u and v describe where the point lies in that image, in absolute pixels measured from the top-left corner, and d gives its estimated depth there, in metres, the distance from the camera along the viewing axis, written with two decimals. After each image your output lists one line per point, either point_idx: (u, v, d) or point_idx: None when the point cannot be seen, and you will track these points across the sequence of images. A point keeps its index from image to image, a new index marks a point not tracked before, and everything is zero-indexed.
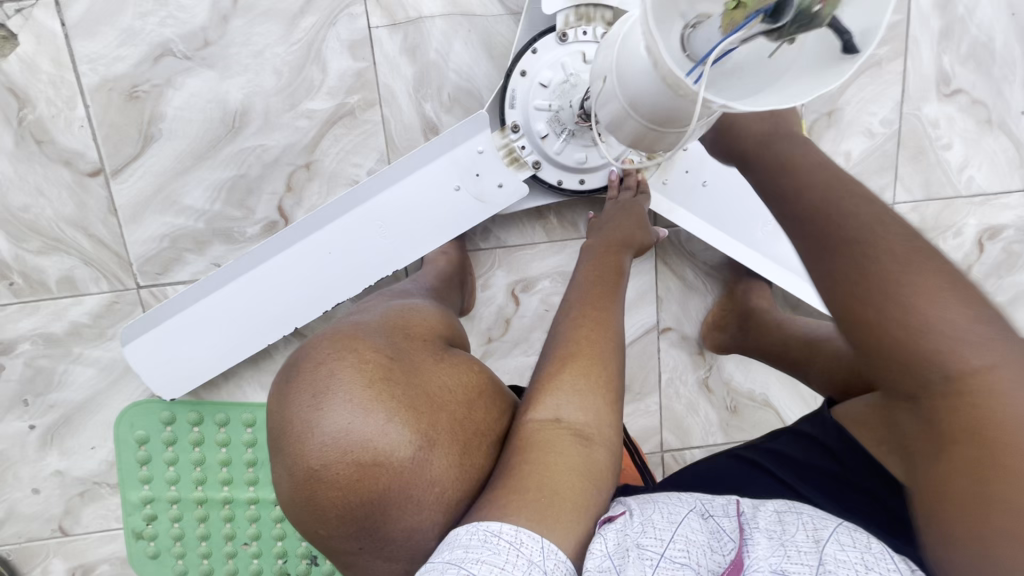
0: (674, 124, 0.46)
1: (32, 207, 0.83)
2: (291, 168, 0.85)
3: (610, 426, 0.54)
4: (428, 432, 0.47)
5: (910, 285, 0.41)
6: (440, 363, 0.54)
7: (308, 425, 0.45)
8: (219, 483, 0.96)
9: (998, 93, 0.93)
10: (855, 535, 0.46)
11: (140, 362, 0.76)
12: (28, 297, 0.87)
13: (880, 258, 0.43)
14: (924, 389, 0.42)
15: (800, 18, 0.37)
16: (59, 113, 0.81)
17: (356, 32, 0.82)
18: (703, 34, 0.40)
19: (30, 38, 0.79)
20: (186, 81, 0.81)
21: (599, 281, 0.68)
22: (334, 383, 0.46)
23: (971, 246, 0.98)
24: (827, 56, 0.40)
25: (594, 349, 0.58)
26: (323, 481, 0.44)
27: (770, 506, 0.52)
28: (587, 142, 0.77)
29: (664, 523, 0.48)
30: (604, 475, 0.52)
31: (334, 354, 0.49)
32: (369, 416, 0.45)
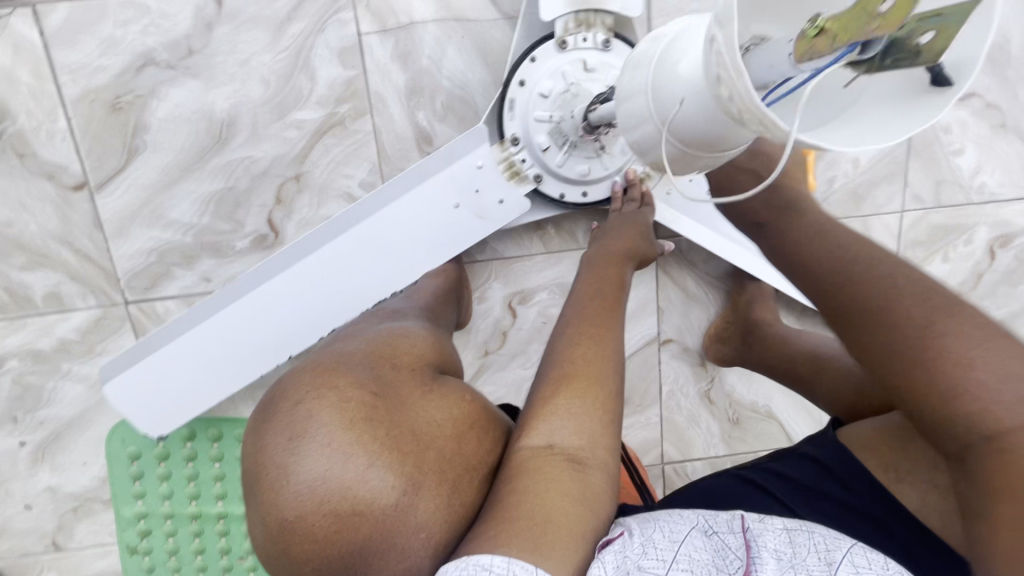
0: (715, 150, 0.40)
1: (16, 221, 0.81)
2: (280, 180, 0.82)
3: (606, 451, 0.52)
4: (414, 473, 0.45)
5: (951, 343, 0.43)
6: (428, 395, 0.52)
7: (283, 471, 0.43)
8: (213, 498, 0.95)
9: (1013, 96, 0.89)
10: (871, 556, 0.45)
11: (128, 397, 0.74)
12: (13, 313, 0.85)
13: (916, 316, 0.45)
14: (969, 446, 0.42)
15: (894, 47, 0.31)
16: (40, 125, 0.78)
17: (346, 39, 0.79)
18: (769, 56, 0.33)
19: (8, 48, 0.76)
20: (171, 91, 0.78)
21: (599, 293, 0.65)
22: (311, 425, 0.44)
23: (982, 254, 0.95)
24: (910, 90, 0.34)
25: (591, 369, 0.55)
26: (300, 531, 0.42)
27: (778, 522, 0.50)
28: (589, 153, 0.75)
29: (665, 543, 0.47)
30: (599, 498, 0.49)
31: (312, 392, 0.46)
32: (348, 460, 0.43)
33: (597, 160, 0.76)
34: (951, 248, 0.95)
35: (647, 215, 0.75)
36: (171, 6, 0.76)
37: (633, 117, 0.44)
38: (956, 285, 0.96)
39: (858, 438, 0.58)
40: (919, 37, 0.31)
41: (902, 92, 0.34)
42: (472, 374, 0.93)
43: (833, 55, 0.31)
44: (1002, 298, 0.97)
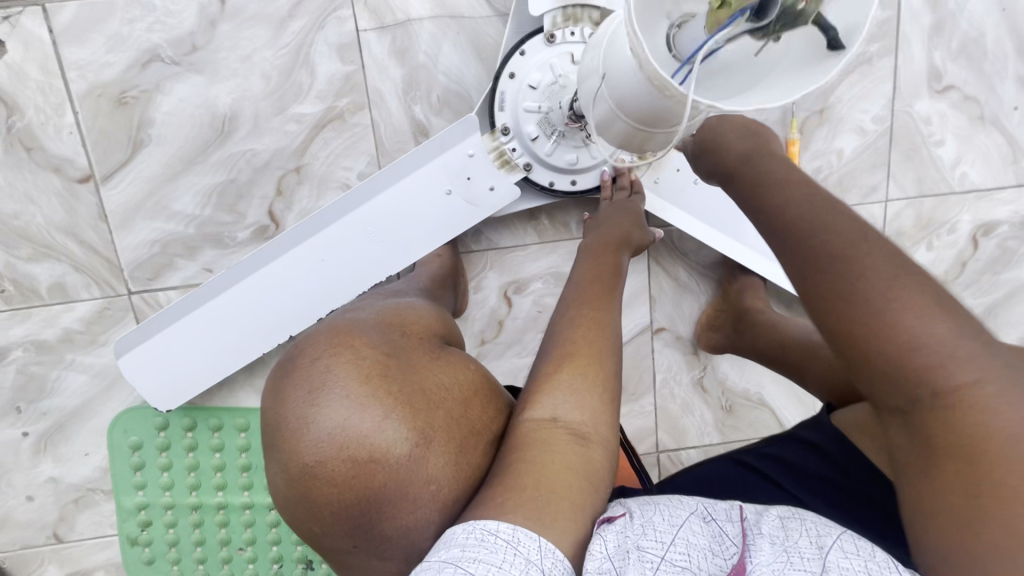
0: (664, 123, 0.44)
1: (23, 214, 0.83)
2: (281, 173, 0.85)
3: (607, 425, 0.54)
4: (426, 431, 0.47)
5: (902, 300, 0.40)
6: (438, 361, 0.53)
7: (303, 421, 0.44)
8: (214, 488, 0.96)
9: (990, 89, 0.92)
10: (860, 544, 0.44)
11: (133, 374, 0.76)
12: (19, 304, 0.87)
13: (867, 273, 0.41)
14: (913, 404, 0.39)
15: (785, 13, 0.36)
16: (48, 119, 0.81)
17: (344, 36, 0.82)
18: (688, 34, 0.39)
19: (18, 45, 0.78)
20: (175, 86, 0.81)
21: (596, 280, 0.67)
22: (330, 379, 0.46)
23: (966, 243, 0.98)
24: (810, 54, 0.39)
25: (592, 349, 0.57)
26: (318, 477, 0.43)
27: (773, 512, 0.51)
28: (577, 142, 0.77)
29: (665, 526, 0.48)
30: (601, 472, 0.51)
31: (331, 349, 0.48)
32: (365, 413, 0.45)
33: (585, 149, 0.78)
34: (935, 236, 0.97)
35: (637, 204, 0.78)
36: (176, 4, 0.79)
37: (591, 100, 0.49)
38: (941, 273, 0.98)
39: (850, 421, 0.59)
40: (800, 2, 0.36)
41: (803, 54, 0.39)
42: None
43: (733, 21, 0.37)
44: (986, 285, 0.99)
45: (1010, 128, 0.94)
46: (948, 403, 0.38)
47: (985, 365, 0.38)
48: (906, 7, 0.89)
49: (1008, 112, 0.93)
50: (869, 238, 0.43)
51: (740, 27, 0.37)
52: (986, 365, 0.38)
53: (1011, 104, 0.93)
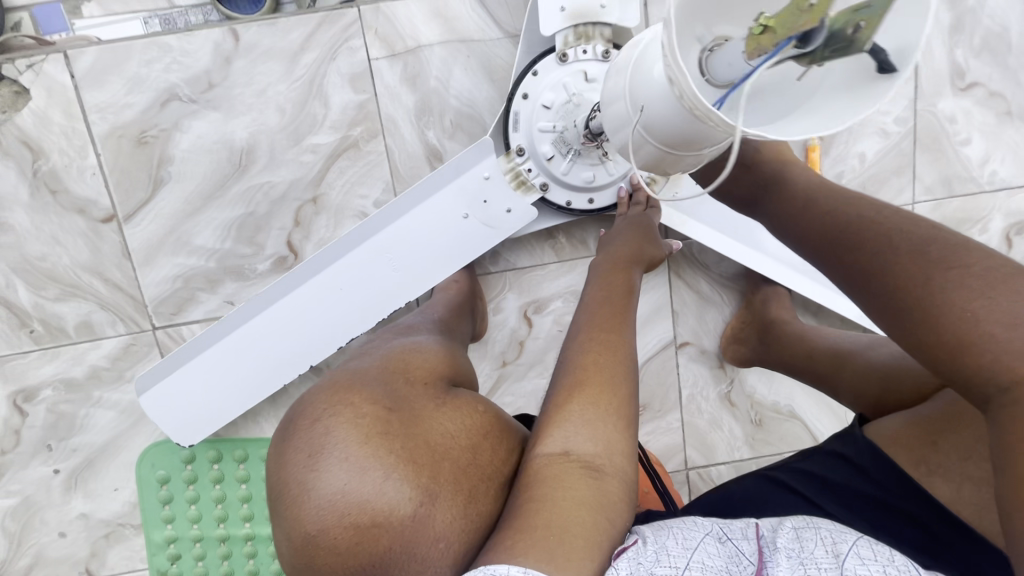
0: (693, 147, 0.42)
1: (50, 255, 0.85)
2: (299, 204, 0.85)
3: (623, 457, 0.51)
4: (429, 486, 0.45)
5: (962, 284, 0.37)
6: (440, 407, 0.51)
7: (303, 489, 0.43)
8: (241, 520, 0.96)
9: (1016, 84, 0.89)
10: (877, 548, 0.44)
11: (156, 409, 0.76)
12: (47, 343, 0.88)
13: (913, 265, 0.40)
14: (987, 404, 0.36)
15: (835, 38, 0.33)
16: (71, 162, 0.82)
17: (356, 66, 0.82)
18: (725, 60, 0.36)
19: (42, 92, 0.80)
20: (193, 123, 0.82)
21: (608, 300, 0.64)
22: (328, 441, 0.44)
23: (999, 242, 0.95)
24: (859, 78, 0.36)
25: (603, 374, 0.54)
26: (322, 546, 0.42)
27: (788, 524, 0.49)
28: (593, 160, 0.77)
29: (678, 550, 0.45)
30: (618, 507, 0.48)
31: (327, 410, 0.47)
32: (364, 475, 0.43)
33: (601, 167, 0.78)
34: (965, 237, 0.94)
35: (649, 218, 0.76)
36: (191, 43, 0.80)
37: (618, 122, 0.48)
38: None
39: (888, 433, 0.57)
40: (851, 28, 0.32)
41: (851, 80, 0.36)
42: (492, 385, 0.94)
43: (775, 49, 0.34)
44: None
45: None
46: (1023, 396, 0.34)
47: None
48: None
49: None
50: (914, 223, 0.42)
51: (784, 54, 0.35)
52: None
53: None
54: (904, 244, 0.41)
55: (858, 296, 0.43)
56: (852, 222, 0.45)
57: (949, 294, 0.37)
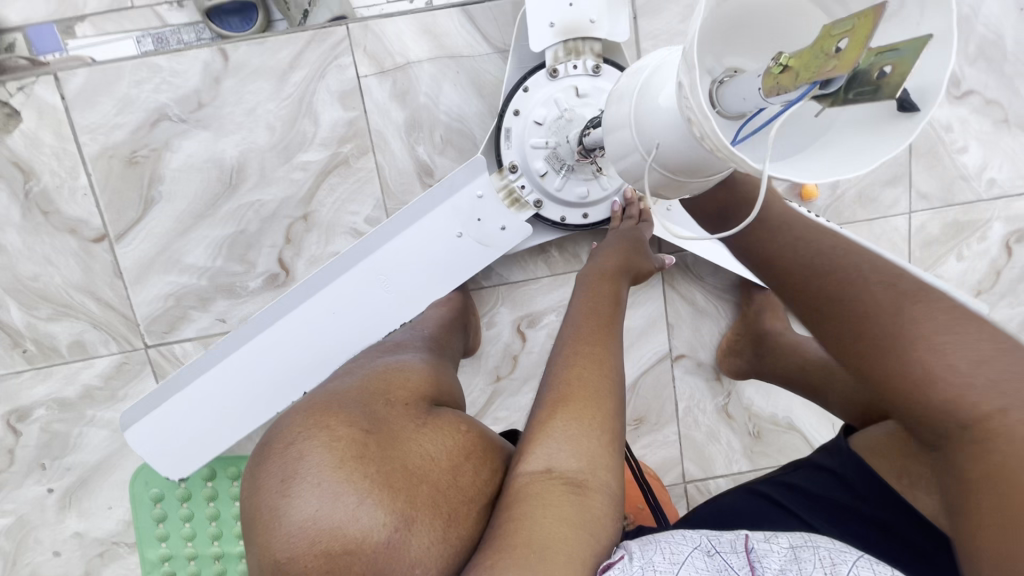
0: (700, 174, 0.41)
1: (42, 275, 0.85)
2: (290, 222, 0.85)
3: (607, 472, 0.50)
4: (404, 507, 0.44)
5: (916, 320, 0.37)
6: (419, 428, 0.50)
7: (274, 515, 0.43)
8: (235, 537, 0.96)
9: (1012, 92, 0.88)
10: (875, 569, 0.44)
11: (144, 441, 0.75)
12: (41, 363, 0.88)
13: (866, 297, 0.40)
14: (942, 440, 0.37)
15: (858, 80, 0.33)
16: (63, 183, 0.83)
17: (346, 83, 0.82)
18: (739, 92, 0.35)
19: (33, 114, 0.81)
20: (183, 143, 0.82)
21: (596, 313, 0.62)
22: (300, 466, 0.44)
23: (998, 250, 0.93)
24: (879, 120, 0.34)
25: (588, 389, 0.53)
26: (294, 572, 0.42)
27: (784, 540, 0.50)
28: (587, 176, 0.76)
29: (666, 565, 0.45)
30: (603, 525, 0.47)
31: (300, 434, 0.46)
32: (336, 500, 0.43)
33: (595, 182, 0.77)
34: (964, 246, 0.93)
35: (641, 234, 0.74)
36: (181, 63, 0.81)
37: (621, 148, 0.46)
38: (974, 284, 0.94)
39: (869, 444, 0.55)
40: (878, 69, 0.32)
41: (871, 121, 0.34)
42: (487, 400, 0.93)
43: (798, 91, 0.33)
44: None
45: None
46: (976, 436, 0.35)
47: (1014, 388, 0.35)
48: None
49: None
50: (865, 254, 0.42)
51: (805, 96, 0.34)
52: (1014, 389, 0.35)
53: None
54: (859, 273, 0.41)
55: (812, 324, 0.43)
56: (809, 248, 0.44)
57: (911, 328, 0.37)
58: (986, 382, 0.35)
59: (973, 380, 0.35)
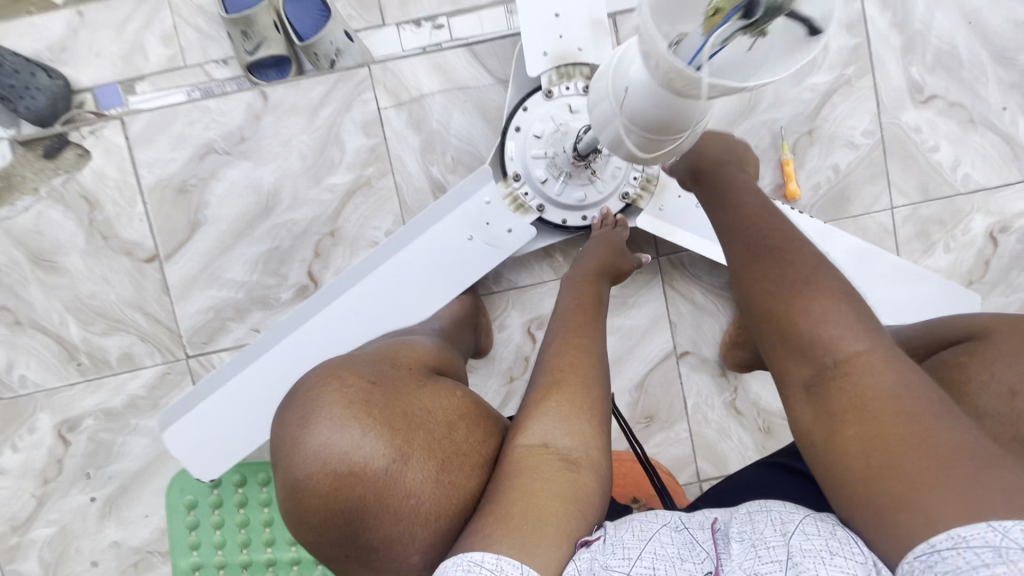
0: (672, 129, 0.49)
1: (99, 293, 0.95)
2: (318, 238, 0.94)
3: (596, 452, 0.55)
4: (411, 459, 0.49)
5: (818, 281, 0.53)
6: (430, 393, 0.56)
7: (299, 444, 0.48)
8: (264, 544, 1.00)
9: (974, 94, 0.96)
10: (821, 524, 0.48)
11: (179, 443, 0.80)
12: (92, 375, 0.96)
13: (785, 260, 0.55)
14: (821, 374, 0.50)
15: (770, 8, 0.40)
16: (122, 211, 0.94)
17: (368, 115, 0.94)
18: (688, 46, 0.43)
19: (101, 153, 0.94)
20: (227, 172, 0.94)
21: (580, 309, 0.69)
22: (326, 405, 0.50)
23: (984, 241, 0.98)
24: (795, 43, 0.42)
25: (578, 375, 0.59)
26: (312, 495, 0.46)
27: (742, 508, 0.53)
28: (583, 181, 0.85)
29: (634, 541, 0.50)
30: (590, 498, 0.52)
31: (326, 380, 0.52)
32: (357, 437, 0.48)
33: (591, 186, 0.86)
34: (950, 238, 0.98)
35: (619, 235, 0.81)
36: (227, 105, 0.93)
37: (604, 120, 0.55)
38: (964, 273, 0.98)
39: None
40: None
41: (789, 45, 0.42)
42: (501, 401, 0.98)
43: (727, 22, 0.41)
44: (1016, 283, 0.98)
45: (1003, 127, 0.96)
46: (847, 371, 0.48)
47: (873, 342, 0.49)
48: (875, 31, 0.94)
49: (997, 112, 0.96)
50: (795, 236, 0.57)
51: (733, 27, 0.41)
52: (875, 342, 0.49)
53: (999, 105, 0.96)
54: (782, 244, 0.56)
55: (741, 280, 0.57)
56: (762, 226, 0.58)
57: (815, 281, 0.53)
58: (859, 332, 0.50)
59: (849, 327, 0.50)
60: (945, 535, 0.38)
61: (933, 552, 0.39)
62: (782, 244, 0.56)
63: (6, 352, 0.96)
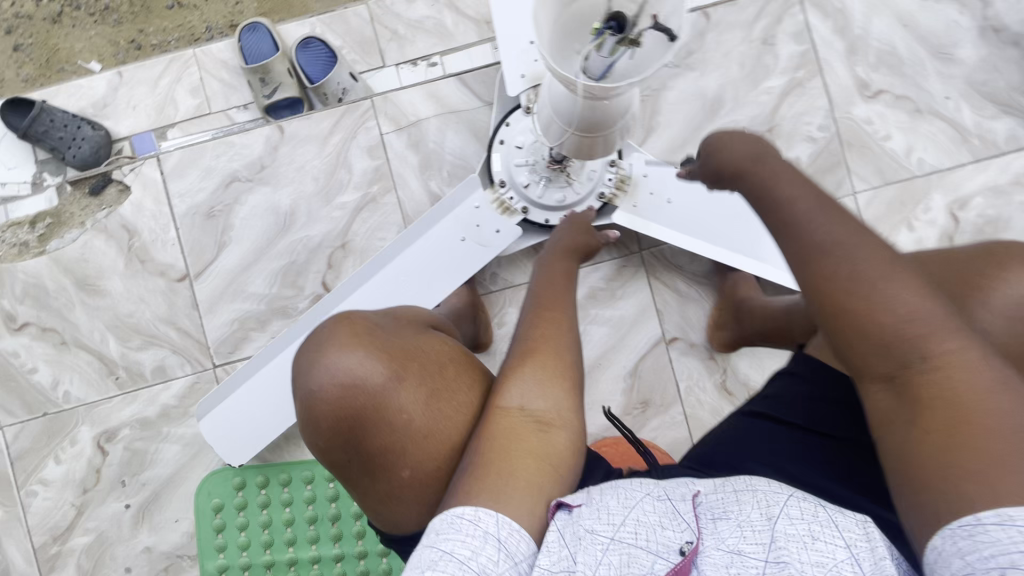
0: (601, 127, 0.60)
1: (136, 312, 1.05)
2: (331, 251, 1.05)
3: (568, 414, 0.60)
4: (403, 387, 0.60)
5: (890, 271, 0.48)
6: (427, 342, 0.65)
7: (316, 363, 0.59)
8: (286, 544, 1.05)
9: (917, 87, 1.05)
10: (803, 507, 0.53)
11: (214, 428, 0.96)
12: (129, 387, 1.05)
13: (853, 251, 0.50)
14: (902, 369, 0.47)
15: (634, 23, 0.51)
16: (157, 237, 1.06)
17: (372, 140, 1.06)
18: (590, 61, 0.54)
19: (139, 187, 1.06)
20: (249, 197, 1.06)
21: (551, 284, 0.72)
22: (337, 335, 0.61)
23: (945, 218, 1.05)
24: (661, 46, 0.52)
25: (552, 346, 0.64)
26: (323, 403, 0.58)
27: (730, 487, 0.58)
28: (562, 184, 0.95)
29: (618, 509, 0.55)
30: (562, 456, 0.58)
31: (343, 319, 0.63)
32: (362, 364, 0.59)
33: (569, 188, 0.95)
34: (912, 217, 1.05)
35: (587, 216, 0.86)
36: (249, 139, 1.06)
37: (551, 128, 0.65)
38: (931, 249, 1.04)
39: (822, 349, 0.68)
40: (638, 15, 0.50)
41: (656, 49, 0.53)
42: None
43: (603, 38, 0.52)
44: None
45: (948, 114, 1.05)
46: (934, 364, 0.46)
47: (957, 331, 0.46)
48: (819, 38, 1.05)
49: (941, 101, 1.05)
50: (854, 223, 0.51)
51: (612, 41, 0.51)
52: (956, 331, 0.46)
53: (942, 95, 1.05)
54: (844, 236, 0.51)
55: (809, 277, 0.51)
56: (821, 216, 0.52)
57: (890, 271, 0.48)
58: (940, 322, 0.46)
59: (932, 318, 0.47)
60: (992, 513, 0.40)
61: (980, 525, 0.40)
62: (848, 226, 0.51)
63: (52, 369, 1.06)
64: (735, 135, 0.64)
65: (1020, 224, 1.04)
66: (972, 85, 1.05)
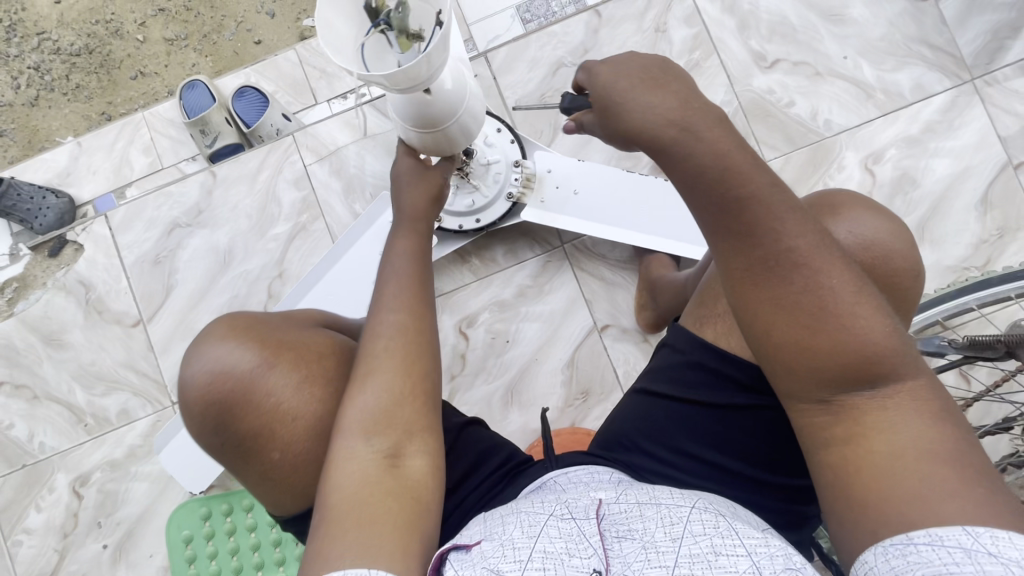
0: (438, 121, 0.72)
1: (98, 359, 1.12)
2: (269, 281, 1.10)
3: (422, 434, 0.61)
4: (273, 377, 0.65)
5: (857, 316, 0.47)
6: (304, 345, 0.68)
7: (192, 355, 0.65)
8: (254, 568, 1.08)
9: (814, 52, 1.08)
10: (706, 523, 0.53)
11: (174, 461, 1.03)
12: (97, 432, 1.12)
13: (810, 275, 0.48)
14: (840, 396, 0.49)
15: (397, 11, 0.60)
16: (111, 288, 1.13)
17: (297, 173, 1.12)
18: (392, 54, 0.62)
19: (91, 243, 1.14)
20: (190, 241, 1.12)
21: (408, 289, 0.67)
22: (214, 330, 0.67)
23: (861, 175, 1.05)
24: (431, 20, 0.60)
25: (412, 361, 0.63)
26: (196, 390, 0.64)
27: (634, 498, 0.58)
28: (469, 189, 0.99)
29: (523, 540, 0.52)
30: (414, 479, 0.59)
31: (229, 316, 0.69)
32: (229, 360, 0.64)
33: (477, 193, 0.99)
34: (827, 177, 1.05)
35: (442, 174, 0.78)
36: (185, 187, 1.14)
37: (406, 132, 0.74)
38: None
39: (694, 317, 0.69)
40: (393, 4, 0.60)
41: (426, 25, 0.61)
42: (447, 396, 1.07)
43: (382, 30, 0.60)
44: (905, 207, 1.04)
45: (848, 73, 1.07)
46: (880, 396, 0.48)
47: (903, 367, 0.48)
48: (709, 19, 1.09)
49: (839, 62, 1.07)
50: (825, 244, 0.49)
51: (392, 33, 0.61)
52: (897, 362, 0.48)
53: (840, 56, 1.07)
54: (802, 251, 0.48)
55: (765, 297, 0.49)
56: (781, 224, 0.48)
57: (842, 303, 0.47)
58: (889, 356, 0.47)
59: (880, 352, 0.47)
60: (922, 531, 0.44)
61: (909, 544, 0.44)
62: (808, 248, 0.48)
63: (28, 423, 1.13)
64: (648, 103, 0.51)
65: (939, 170, 1.04)
66: (868, 43, 1.07)
